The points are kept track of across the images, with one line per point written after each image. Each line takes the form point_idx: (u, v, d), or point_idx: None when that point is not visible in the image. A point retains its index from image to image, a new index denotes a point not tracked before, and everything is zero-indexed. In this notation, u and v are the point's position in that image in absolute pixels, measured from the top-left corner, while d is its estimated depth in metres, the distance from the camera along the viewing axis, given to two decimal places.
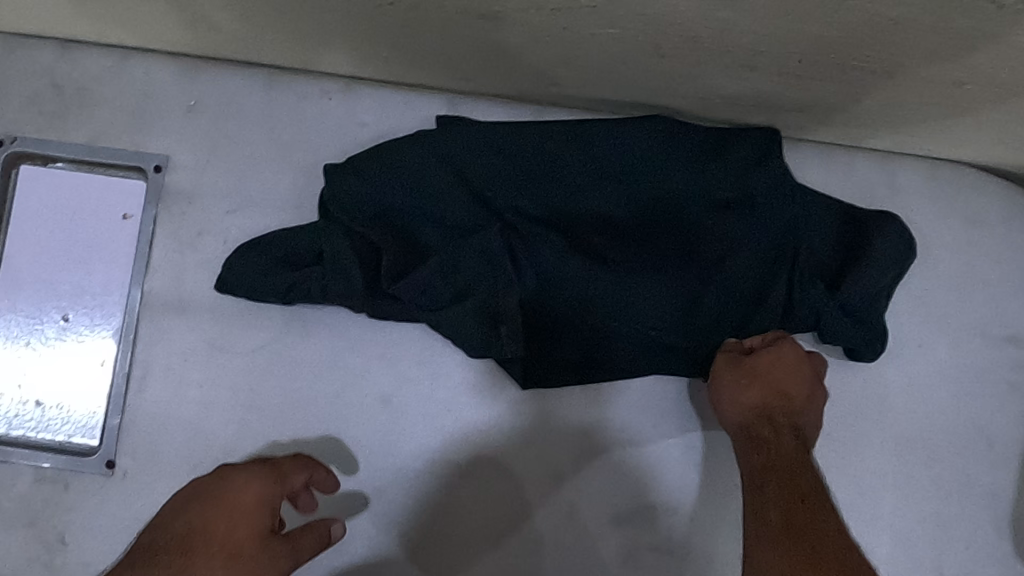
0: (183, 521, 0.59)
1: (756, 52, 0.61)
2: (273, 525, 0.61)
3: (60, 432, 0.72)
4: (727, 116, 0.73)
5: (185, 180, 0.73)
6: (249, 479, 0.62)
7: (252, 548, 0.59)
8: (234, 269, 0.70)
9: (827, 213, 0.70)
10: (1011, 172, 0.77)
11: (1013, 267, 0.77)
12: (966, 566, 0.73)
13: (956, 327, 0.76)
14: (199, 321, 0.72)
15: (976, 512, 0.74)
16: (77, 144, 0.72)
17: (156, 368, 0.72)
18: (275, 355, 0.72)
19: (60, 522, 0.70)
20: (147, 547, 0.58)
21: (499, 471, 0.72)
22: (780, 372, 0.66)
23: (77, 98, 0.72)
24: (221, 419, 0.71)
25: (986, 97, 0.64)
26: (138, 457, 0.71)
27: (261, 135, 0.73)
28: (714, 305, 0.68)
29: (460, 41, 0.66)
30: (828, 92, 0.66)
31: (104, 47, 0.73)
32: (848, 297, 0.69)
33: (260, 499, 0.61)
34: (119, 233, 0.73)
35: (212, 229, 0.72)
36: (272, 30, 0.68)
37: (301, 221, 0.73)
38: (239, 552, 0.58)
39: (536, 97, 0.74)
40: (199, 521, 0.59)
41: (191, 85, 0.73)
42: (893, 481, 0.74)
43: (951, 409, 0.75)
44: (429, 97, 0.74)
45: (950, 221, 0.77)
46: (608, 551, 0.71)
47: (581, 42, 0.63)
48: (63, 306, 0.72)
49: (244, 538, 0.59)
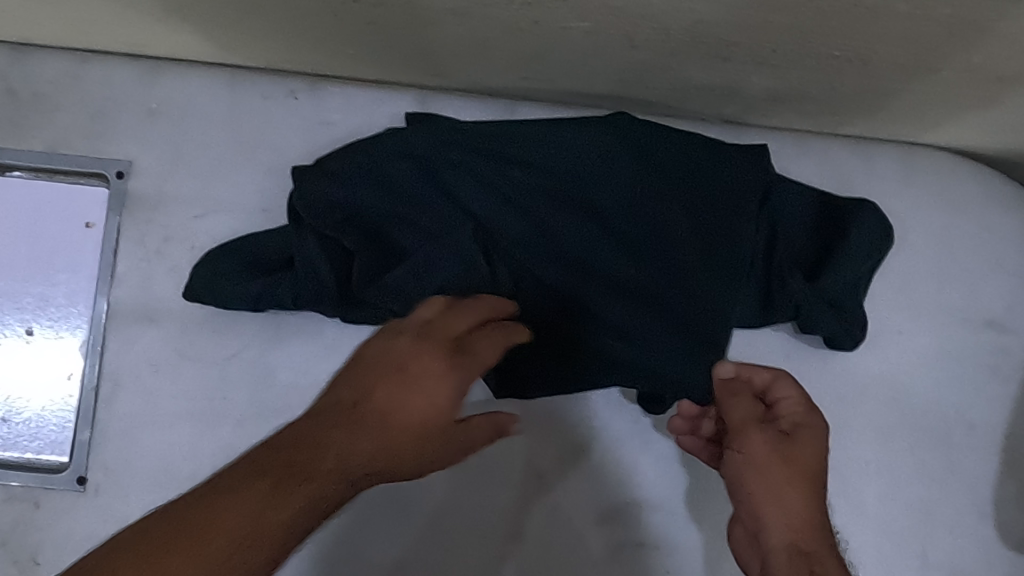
0: (352, 391, 0.49)
1: (731, 43, 0.59)
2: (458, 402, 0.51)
3: (28, 449, 0.70)
4: (701, 105, 0.71)
5: (148, 185, 0.71)
6: (414, 347, 0.50)
7: (439, 427, 0.49)
8: (201, 276, 0.68)
9: (805, 203, 0.70)
10: (987, 154, 0.76)
11: (992, 251, 0.75)
12: (956, 556, 0.72)
13: (936, 313, 0.75)
14: (168, 330, 0.70)
15: (964, 500, 0.73)
16: (35, 151, 0.71)
17: (125, 380, 0.69)
18: (248, 363, 0.70)
19: (31, 543, 0.67)
20: (340, 406, 0.48)
21: (479, 473, 0.69)
22: (816, 453, 0.54)
23: (36, 103, 0.71)
24: (194, 431, 0.69)
25: (967, 81, 0.62)
26: (110, 473, 0.68)
27: (224, 137, 0.72)
28: (703, 306, 0.65)
29: (427, 37, 0.63)
30: (805, 79, 0.64)
31: (63, 51, 0.72)
32: (829, 286, 0.68)
33: (439, 371, 0.50)
34: (82, 241, 0.72)
35: (178, 235, 0.71)
36: (232, 32, 0.66)
37: (268, 224, 0.71)
38: (427, 432, 0.49)
39: (504, 91, 0.72)
40: (379, 396, 0.48)
41: (151, 88, 0.72)
42: (877, 472, 0.72)
43: (934, 396, 0.74)
44: (395, 93, 0.73)
45: (929, 205, 0.75)
46: (593, 553, 0.69)
47: (552, 37, 0.61)
48: (26, 319, 0.71)
49: (439, 412, 0.49)
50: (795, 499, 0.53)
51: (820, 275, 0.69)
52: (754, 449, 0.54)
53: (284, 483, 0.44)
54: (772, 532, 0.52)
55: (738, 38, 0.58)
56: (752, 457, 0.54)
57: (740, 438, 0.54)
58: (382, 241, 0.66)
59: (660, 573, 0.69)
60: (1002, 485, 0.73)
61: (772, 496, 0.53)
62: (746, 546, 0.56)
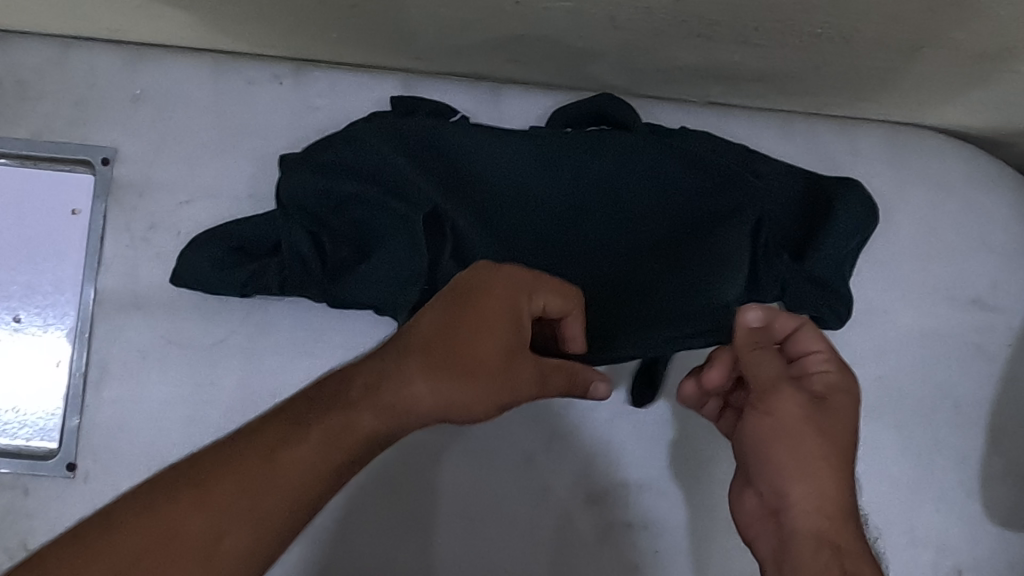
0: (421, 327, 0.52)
1: (713, 22, 0.59)
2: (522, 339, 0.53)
3: (17, 437, 0.70)
4: (686, 86, 0.71)
5: (134, 172, 0.71)
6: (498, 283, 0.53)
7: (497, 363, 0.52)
8: (187, 261, 0.67)
9: (788, 185, 0.69)
10: (970, 133, 0.76)
11: (976, 229, 0.75)
12: (942, 531, 0.72)
13: (922, 291, 0.75)
14: (155, 317, 0.70)
15: (949, 476, 0.73)
16: (20, 139, 0.70)
17: (113, 366, 0.69)
18: (237, 349, 0.70)
19: (22, 530, 0.67)
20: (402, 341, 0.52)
21: (468, 455, 0.70)
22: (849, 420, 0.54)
23: (19, 91, 0.71)
24: (183, 417, 0.69)
25: (948, 59, 0.62)
26: (100, 459, 0.68)
27: (210, 124, 0.72)
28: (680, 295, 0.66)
29: (410, 19, 0.63)
30: (787, 58, 0.64)
31: (46, 38, 0.72)
32: (815, 265, 0.68)
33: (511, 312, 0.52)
34: (69, 229, 0.72)
35: (164, 221, 0.71)
36: (215, 16, 0.66)
37: (255, 210, 0.71)
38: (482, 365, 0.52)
39: (489, 74, 0.72)
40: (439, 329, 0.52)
41: (136, 75, 0.72)
42: (864, 450, 0.73)
43: (920, 374, 0.74)
44: (379, 77, 0.73)
45: (913, 184, 0.76)
46: (581, 531, 0.69)
47: (535, 18, 0.61)
48: (13, 307, 0.71)
49: (491, 352, 0.52)
50: (826, 475, 0.52)
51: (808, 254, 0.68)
52: (783, 410, 0.53)
53: (307, 420, 0.49)
54: (797, 509, 0.52)
55: (720, 17, 0.58)
56: (781, 422, 0.53)
57: (771, 399, 0.53)
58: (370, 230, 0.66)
59: (649, 552, 0.69)
60: (988, 461, 0.73)
61: (803, 466, 0.52)
62: (760, 516, 0.55)
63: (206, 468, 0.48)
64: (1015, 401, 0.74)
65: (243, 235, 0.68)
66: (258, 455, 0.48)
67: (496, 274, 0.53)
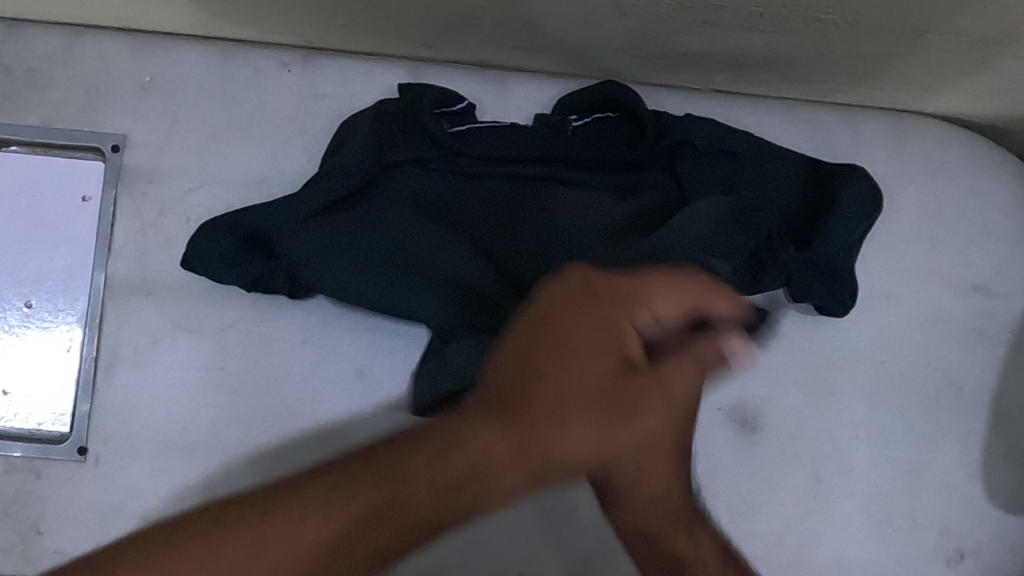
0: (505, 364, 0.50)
1: (717, 8, 0.60)
2: (638, 352, 0.49)
3: (29, 421, 0.71)
4: (691, 74, 0.71)
5: (144, 159, 0.72)
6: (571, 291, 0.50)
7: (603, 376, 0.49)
8: (199, 247, 0.67)
9: (789, 179, 0.70)
10: (973, 120, 0.76)
11: (979, 215, 0.76)
12: (943, 514, 0.73)
13: (925, 277, 0.75)
14: (165, 303, 0.71)
15: (951, 460, 0.74)
16: (31, 126, 0.71)
17: (123, 352, 0.70)
18: (247, 334, 0.71)
19: (34, 513, 0.68)
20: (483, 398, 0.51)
21: None
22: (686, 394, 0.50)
23: (30, 79, 0.72)
24: (192, 401, 0.70)
25: (949, 44, 0.62)
26: (111, 443, 0.69)
27: (219, 111, 0.72)
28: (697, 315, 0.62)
29: (417, 7, 0.64)
30: (790, 45, 0.64)
31: (56, 26, 0.72)
32: (818, 253, 0.68)
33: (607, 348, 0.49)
34: (79, 215, 0.72)
35: (174, 208, 0.72)
36: (224, 4, 0.66)
37: (264, 196, 0.72)
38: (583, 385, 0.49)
39: (495, 62, 0.73)
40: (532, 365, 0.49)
41: (146, 62, 0.73)
42: (867, 434, 0.74)
43: (922, 358, 0.75)
44: (387, 65, 0.73)
45: (916, 171, 0.76)
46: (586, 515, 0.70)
47: (541, 5, 0.62)
48: (25, 293, 0.71)
49: (599, 359, 0.49)
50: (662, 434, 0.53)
51: (812, 242, 0.68)
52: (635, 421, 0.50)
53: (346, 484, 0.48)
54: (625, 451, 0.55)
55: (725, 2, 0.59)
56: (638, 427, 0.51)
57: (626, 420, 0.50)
58: (380, 242, 0.65)
59: None
60: (990, 445, 0.74)
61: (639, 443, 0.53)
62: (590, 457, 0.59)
63: (248, 511, 0.47)
64: (1016, 385, 0.75)
65: (256, 222, 0.67)
66: (286, 518, 0.46)
67: (569, 291, 0.50)
